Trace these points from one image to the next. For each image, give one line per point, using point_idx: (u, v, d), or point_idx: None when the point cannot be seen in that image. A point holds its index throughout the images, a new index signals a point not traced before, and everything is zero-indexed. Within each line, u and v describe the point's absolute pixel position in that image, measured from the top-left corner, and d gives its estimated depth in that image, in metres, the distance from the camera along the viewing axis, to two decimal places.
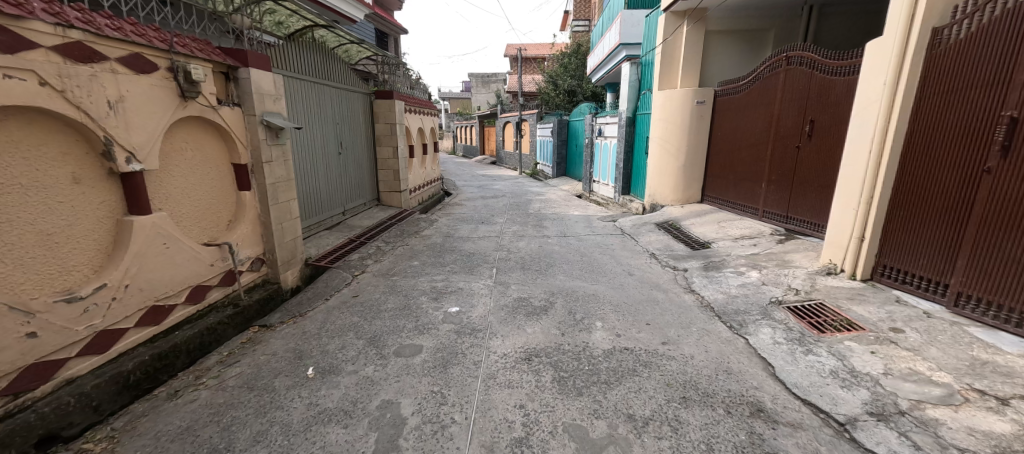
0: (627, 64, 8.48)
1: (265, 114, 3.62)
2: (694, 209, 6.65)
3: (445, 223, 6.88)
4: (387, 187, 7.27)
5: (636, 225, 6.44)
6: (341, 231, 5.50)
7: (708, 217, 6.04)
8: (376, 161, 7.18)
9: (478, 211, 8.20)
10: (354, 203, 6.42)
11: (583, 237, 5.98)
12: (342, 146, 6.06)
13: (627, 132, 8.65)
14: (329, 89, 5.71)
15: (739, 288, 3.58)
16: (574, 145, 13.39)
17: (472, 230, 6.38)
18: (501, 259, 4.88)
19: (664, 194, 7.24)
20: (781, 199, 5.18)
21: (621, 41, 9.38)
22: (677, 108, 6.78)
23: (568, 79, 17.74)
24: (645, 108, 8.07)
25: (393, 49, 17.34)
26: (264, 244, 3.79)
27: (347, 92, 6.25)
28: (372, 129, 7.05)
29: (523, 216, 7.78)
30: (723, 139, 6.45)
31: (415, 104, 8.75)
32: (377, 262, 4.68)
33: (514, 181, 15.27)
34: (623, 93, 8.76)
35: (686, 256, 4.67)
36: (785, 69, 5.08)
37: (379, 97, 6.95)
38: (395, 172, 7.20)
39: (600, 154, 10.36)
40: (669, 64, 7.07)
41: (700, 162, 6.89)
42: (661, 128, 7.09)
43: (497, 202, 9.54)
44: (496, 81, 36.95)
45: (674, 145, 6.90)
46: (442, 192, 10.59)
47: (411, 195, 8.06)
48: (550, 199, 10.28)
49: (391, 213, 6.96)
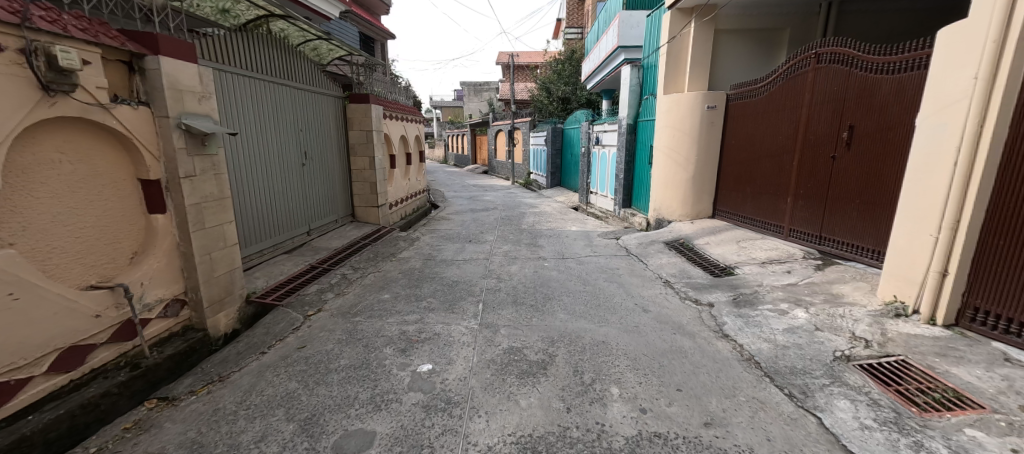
0: (628, 67, 7.84)
1: (184, 116, 2.84)
2: (706, 225, 5.95)
3: (427, 242, 6.08)
4: (363, 202, 6.48)
5: (643, 245, 5.69)
6: (301, 256, 4.67)
7: (725, 236, 5.33)
8: (350, 173, 6.40)
9: (465, 227, 7.42)
10: (322, 221, 5.62)
11: (583, 259, 5.23)
12: (308, 156, 5.28)
13: (628, 141, 7.98)
14: (290, 90, 4.95)
15: (786, 336, 2.83)
16: (569, 154, 12.72)
17: (458, 252, 5.60)
18: (490, 289, 4.10)
19: (671, 208, 6.55)
20: (812, 217, 4.49)
21: (620, 44, 8.79)
22: (685, 113, 6.11)
23: (562, 87, 17.18)
24: (648, 114, 7.41)
25: (380, 55, 16.72)
26: (185, 280, 2.98)
27: (314, 95, 5.49)
28: (345, 137, 6.27)
29: (516, 232, 7.01)
30: (738, 148, 5.79)
31: (397, 110, 8.00)
32: (338, 295, 3.86)
33: (507, 191, 14.53)
34: (623, 99, 8.11)
35: (709, 286, 3.92)
36: (815, 67, 4.43)
37: (354, 101, 6.20)
38: (372, 185, 6.41)
39: (598, 164, 9.66)
40: (675, 65, 6.42)
41: (711, 173, 6.21)
42: (668, 135, 6.42)
43: (487, 216, 8.76)
44: (488, 90, 36.45)
45: (682, 154, 6.22)
46: (427, 205, 9.80)
47: (391, 210, 7.25)
48: (545, 212, 9.53)
49: (366, 231, 6.14)
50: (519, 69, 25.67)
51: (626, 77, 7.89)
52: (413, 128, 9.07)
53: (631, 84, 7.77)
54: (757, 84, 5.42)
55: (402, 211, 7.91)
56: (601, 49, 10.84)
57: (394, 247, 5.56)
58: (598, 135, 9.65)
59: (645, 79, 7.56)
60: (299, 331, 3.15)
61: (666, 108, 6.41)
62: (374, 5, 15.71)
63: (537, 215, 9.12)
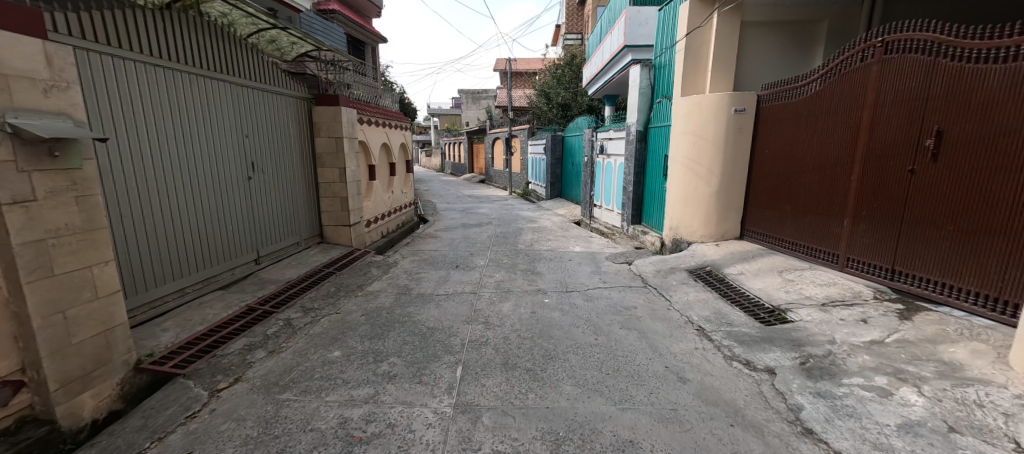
0: (637, 67, 6.97)
1: (13, 114, 1.92)
2: (735, 249, 5.03)
3: (406, 269, 5.14)
4: (331, 220, 5.54)
5: (662, 275, 4.75)
6: (238, 293, 3.72)
7: (762, 265, 4.42)
8: (317, 187, 5.47)
9: (453, 247, 6.47)
10: (279, 245, 4.69)
11: (591, 293, 4.30)
12: (258, 167, 4.37)
13: (638, 150, 7.09)
14: (234, 87, 4.05)
15: (907, 441, 1.90)
16: (571, 163, 11.84)
17: (441, 282, 4.65)
18: (474, 342, 3.15)
19: (689, 228, 5.64)
20: (879, 245, 3.58)
21: (627, 43, 7.99)
22: (708, 118, 5.23)
23: (562, 92, 16.35)
24: (661, 119, 6.52)
25: (371, 59, 15.94)
26: (22, 352, 2.03)
27: (269, 95, 4.59)
28: (311, 145, 5.36)
29: (511, 254, 6.07)
30: (773, 159, 4.89)
31: (378, 115, 7.11)
32: (270, 353, 2.90)
33: (504, 203, 13.60)
34: (631, 102, 7.22)
35: (761, 340, 2.98)
36: (881, 59, 3.56)
37: (321, 103, 5.30)
38: (342, 200, 5.47)
39: (603, 174, 8.77)
40: (695, 62, 5.56)
41: (739, 188, 5.30)
42: (688, 143, 5.53)
43: (479, 233, 7.84)
44: (485, 98, 35.78)
45: (704, 165, 5.34)
46: (414, 220, 8.85)
47: (368, 228, 6.30)
48: (544, 228, 8.60)
49: (334, 255, 5.20)
50: (517, 76, 24.90)
51: (635, 78, 7.00)
52: (399, 135, 8.17)
53: (641, 85, 6.88)
54: (798, 83, 4.55)
55: (381, 229, 6.98)
56: (605, 50, 10.03)
57: (363, 277, 4.61)
58: (603, 142, 8.77)
59: (657, 81, 6.69)
60: (194, 421, 2.20)
61: (686, 112, 5.54)
62: (363, 6, 14.94)
63: (535, 231, 8.19)
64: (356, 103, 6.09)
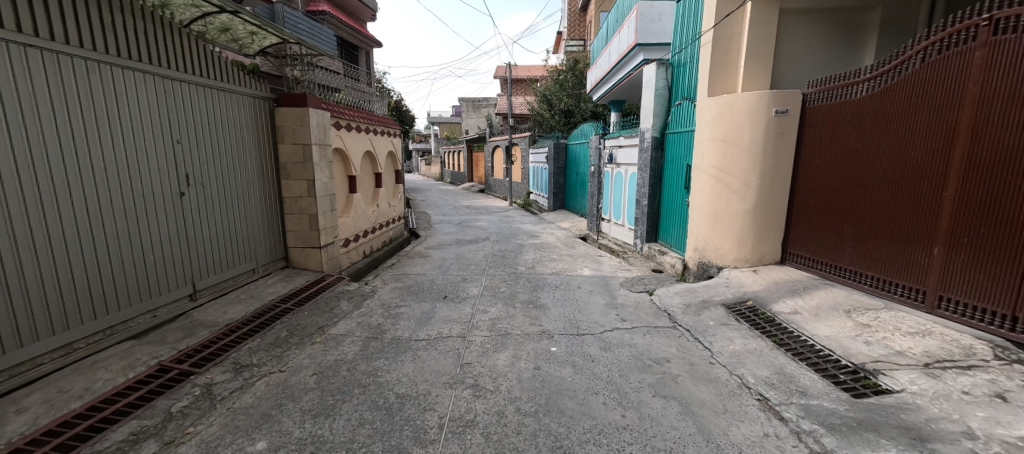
0: (652, 65, 6.17)
1: None
2: (780, 278, 4.17)
3: (383, 301, 4.27)
4: (298, 241, 4.69)
5: (694, 311, 3.88)
6: (152, 345, 2.87)
7: (821, 301, 3.55)
8: (281, 202, 4.63)
9: (444, 271, 5.62)
10: (226, 274, 3.85)
11: (609, 337, 3.44)
12: (196, 180, 3.53)
13: (654, 159, 6.27)
14: (163, 81, 3.23)
15: None
16: (575, 172, 11.02)
17: (423, 321, 3.79)
18: (457, 422, 2.29)
19: (719, 250, 4.78)
20: (992, 283, 2.73)
21: (638, 41, 7.22)
22: (743, 121, 4.41)
23: (565, 98, 15.62)
24: (681, 124, 5.71)
25: (366, 65, 15.28)
26: None
27: (215, 92, 3.77)
28: (274, 152, 4.53)
29: (509, 280, 5.21)
30: (827, 170, 4.05)
31: (360, 119, 6.31)
32: (164, 447, 2.03)
33: (504, 215, 12.78)
34: (646, 105, 6.41)
35: (860, 426, 2.11)
36: (991, 42, 2.74)
37: (284, 103, 4.46)
38: (311, 218, 4.63)
39: (612, 186, 7.93)
40: (724, 57, 4.76)
41: (781, 204, 4.46)
42: (718, 150, 4.71)
43: (475, 251, 6.99)
44: (486, 106, 35.21)
45: (739, 176, 4.50)
46: (404, 236, 8.02)
47: (344, 249, 5.46)
48: (547, 245, 7.74)
49: (297, 283, 4.34)
50: (517, 83, 24.25)
51: (650, 78, 6.20)
52: (386, 142, 7.34)
53: (657, 85, 6.08)
54: (860, 78, 3.74)
55: (362, 248, 6.15)
56: (612, 51, 9.27)
57: (327, 314, 3.75)
58: (612, 150, 7.95)
59: (676, 81, 5.89)
60: None
61: (715, 114, 4.72)
62: (357, 8, 14.25)
63: (537, 249, 7.33)
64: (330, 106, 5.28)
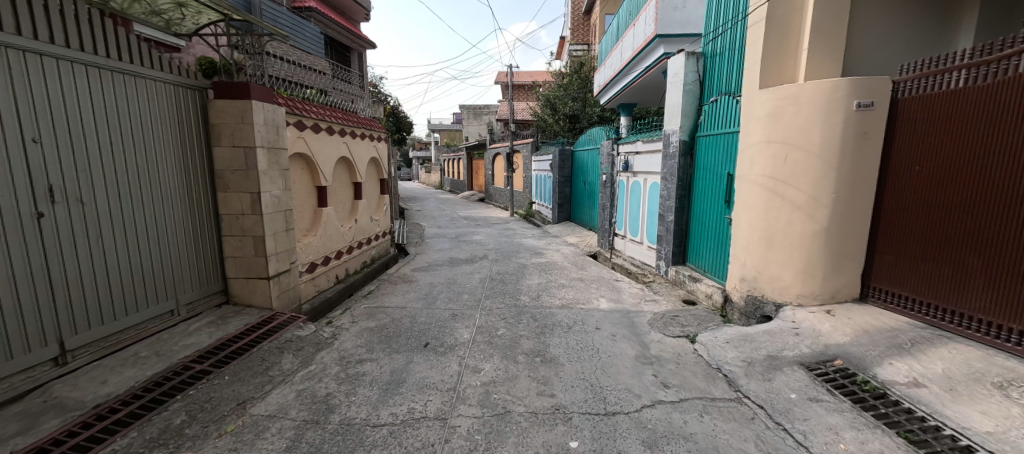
0: (680, 56, 5.18)
1: None
2: (869, 325, 3.13)
3: (342, 353, 3.23)
4: (239, 271, 3.67)
5: (762, 374, 2.83)
6: None
7: (951, 369, 2.50)
8: (217, 222, 3.63)
9: (429, 303, 4.57)
10: (122, 323, 2.82)
11: (652, 422, 2.38)
12: (73, 195, 2.54)
13: (682, 166, 5.25)
14: (4, 51, 2.21)
15: None
16: (583, 182, 10.03)
17: (390, 388, 2.74)
18: None
19: (778, 283, 3.75)
20: None
21: (659, 32, 6.25)
22: (812, 118, 3.41)
23: (570, 102, 14.69)
24: (720, 124, 4.71)
25: (360, 67, 14.38)
26: None
27: (110, 75, 2.77)
28: (206, 157, 3.52)
29: (509, 317, 4.16)
30: (934, 181, 3.04)
31: (336, 119, 5.34)
32: None
33: (504, 227, 11.77)
34: (672, 103, 5.42)
35: None
36: None
37: (219, 94, 3.46)
38: (256, 242, 3.63)
39: (628, 198, 6.93)
40: (782, 39, 3.79)
41: (863, 225, 3.44)
42: (775, 156, 3.69)
43: (470, 274, 5.96)
44: (487, 113, 34.42)
45: (807, 189, 3.49)
46: (389, 254, 7.01)
47: (305, 278, 4.45)
48: (554, 266, 6.70)
49: (231, 328, 3.30)
50: (519, 87, 23.40)
51: (678, 70, 5.21)
52: (368, 147, 6.35)
53: (688, 78, 5.08)
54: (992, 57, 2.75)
55: (333, 273, 5.14)
56: (625, 48, 8.33)
57: (258, 381, 2.72)
58: (628, 157, 6.94)
59: (711, 73, 4.91)
60: None
61: (771, 110, 3.71)
62: (348, 7, 13.36)
63: (542, 271, 6.28)
64: (289, 101, 4.28)
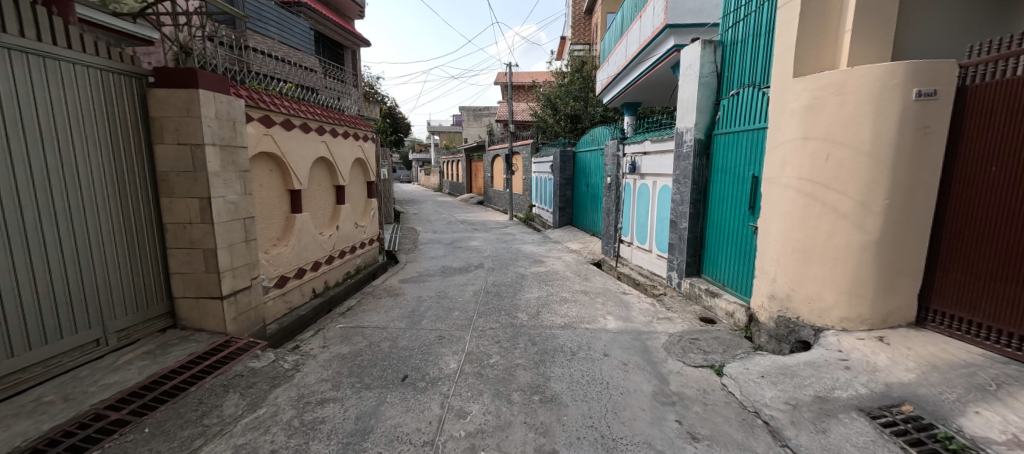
0: (696, 44, 4.66)
1: None
2: (936, 359, 2.59)
3: (302, 391, 2.70)
4: (187, 289, 3.14)
5: (813, 423, 2.28)
6: None
7: None
8: (161, 232, 3.09)
9: (414, 323, 4.03)
10: (22, 360, 2.30)
11: None
12: None
13: (697, 167, 4.72)
14: None
15: None
16: (585, 185, 9.50)
17: (352, 442, 2.21)
18: None
19: (816, 305, 3.21)
20: None
21: (669, 22, 5.74)
22: (861, 109, 2.88)
23: (572, 102, 14.19)
24: (742, 120, 4.18)
25: (354, 66, 13.89)
26: None
27: (6, 54, 2.22)
28: (146, 157, 2.99)
29: (503, 341, 3.62)
30: (1015, 185, 2.51)
31: (314, 115, 4.81)
32: None
33: (503, 231, 11.23)
34: (685, 98, 4.89)
35: None
36: None
37: (161, 82, 2.94)
38: (207, 255, 3.10)
39: (636, 202, 6.40)
40: (820, 20, 3.27)
41: (919, 236, 2.91)
42: (813, 155, 3.16)
43: (463, 286, 5.41)
44: (487, 115, 34.00)
45: (853, 194, 2.95)
46: (376, 263, 6.48)
47: (272, 294, 3.93)
48: (555, 276, 6.15)
49: (170, 359, 2.77)
50: (519, 88, 22.93)
51: (693, 61, 4.67)
52: (352, 147, 5.82)
53: (704, 69, 4.55)
54: None
55: (309, 287, 4.62)
56: (630, 43, 7.83)
57: (187, 434, 2.18)
58: (634, 158, 6.40)
59: (732, 63, 4.38)
60: None
61: (809, 101, 3.18)
62: (342, 3, 12.86)
63: (542, 282, 5.72)
64: (249, 93, 3.74)
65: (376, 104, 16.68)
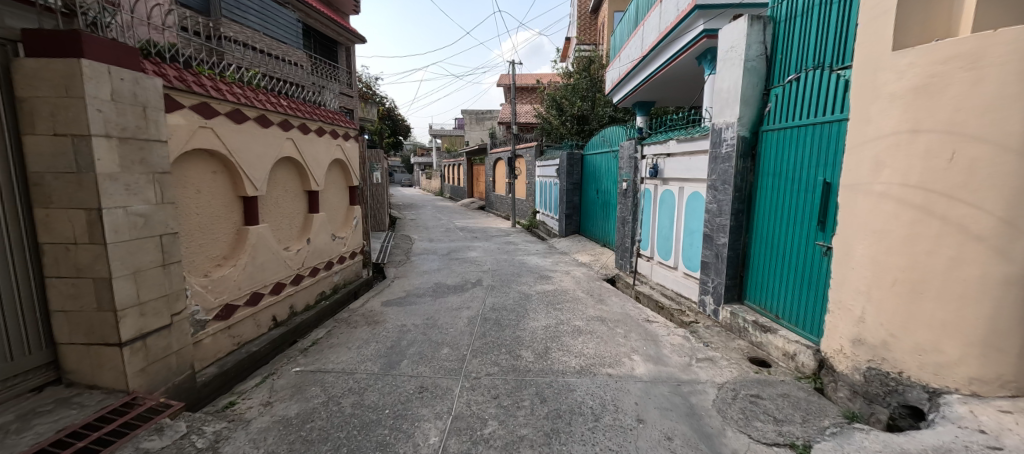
0: (740, 20, 3.80)
1: None
2: None
3: None
4: (74, 332, 2.32)
5: None
6: None
7: None
8: (36, 255, 2.27)
9: (390, 366, 3.18)
10: None
11: None
12: None
13: (740, 171, 3.86)
14: None
15: None
16: (595, 191, 8.66)
17: None
18: None
19: (929, 358, 2.35)
20: None
21: (698, 2, 4.93)
22: (1008, 89, 2.04)
23: (578, 102, 13.39)
24: (803, 112, 3.32)
25: (348, 63, 13.16)
26: None
27: None
28: (11, 153, 2.17)
29: (503, 396, 2.76)
30: None
31: (277, 106, 3.97)
32: None
33: (505, 240, 10.39)
34: (723, 87, 4.04)
35: None
36: None
37: (31, 50, 2.11)
38: (99, 288, 2.28)
39: (657, 211, 5.56)
40: None
41: None
42: (927, 154, 2.31)
43: (456, 311, 4.56)
44: (489, 118, 33.28)
45: (993, 210, 2.10)
46: (358, 280, 5.64)
47: (209, 329, 3.10)
48: (564, 296, 5.30)
49: (24, 442, 1.93)
50: (523, 90, 22.19)
51: (735, 42, 3.81)
52: (331, 145, 4.97)
53: (750, 51, 3.69)
54: None
55: (266, 315, 3.80)
56: (647, 33, 7.02)
57: None
58: (655, 161, 5.56)
59: (788, 42, 3.53)
60: None
61: (920, 81, 2.34)
62: None
63: (549, 305, 4.87)
64: (177, 73, 2.91)
65: (372, 105, 15.90)
